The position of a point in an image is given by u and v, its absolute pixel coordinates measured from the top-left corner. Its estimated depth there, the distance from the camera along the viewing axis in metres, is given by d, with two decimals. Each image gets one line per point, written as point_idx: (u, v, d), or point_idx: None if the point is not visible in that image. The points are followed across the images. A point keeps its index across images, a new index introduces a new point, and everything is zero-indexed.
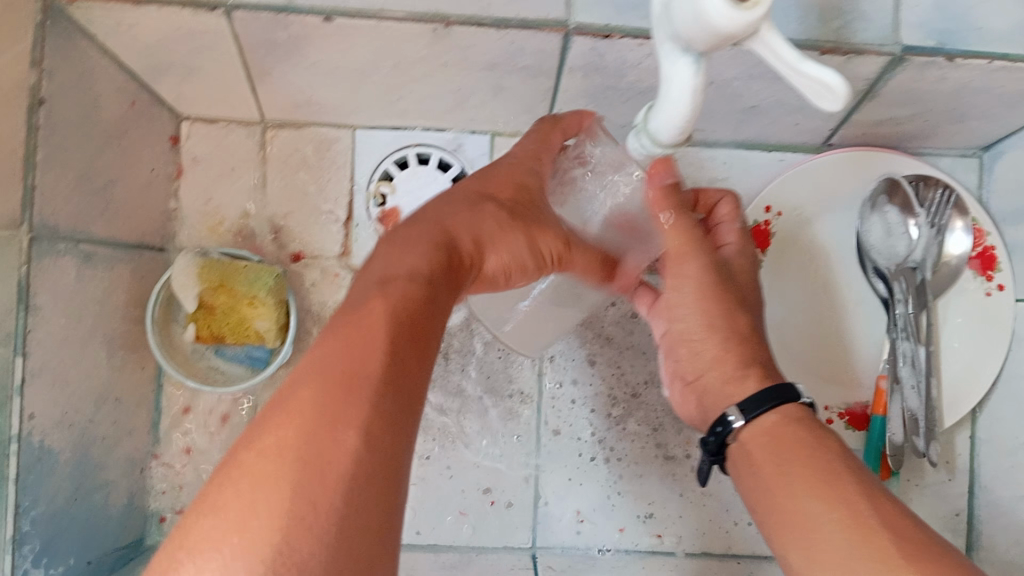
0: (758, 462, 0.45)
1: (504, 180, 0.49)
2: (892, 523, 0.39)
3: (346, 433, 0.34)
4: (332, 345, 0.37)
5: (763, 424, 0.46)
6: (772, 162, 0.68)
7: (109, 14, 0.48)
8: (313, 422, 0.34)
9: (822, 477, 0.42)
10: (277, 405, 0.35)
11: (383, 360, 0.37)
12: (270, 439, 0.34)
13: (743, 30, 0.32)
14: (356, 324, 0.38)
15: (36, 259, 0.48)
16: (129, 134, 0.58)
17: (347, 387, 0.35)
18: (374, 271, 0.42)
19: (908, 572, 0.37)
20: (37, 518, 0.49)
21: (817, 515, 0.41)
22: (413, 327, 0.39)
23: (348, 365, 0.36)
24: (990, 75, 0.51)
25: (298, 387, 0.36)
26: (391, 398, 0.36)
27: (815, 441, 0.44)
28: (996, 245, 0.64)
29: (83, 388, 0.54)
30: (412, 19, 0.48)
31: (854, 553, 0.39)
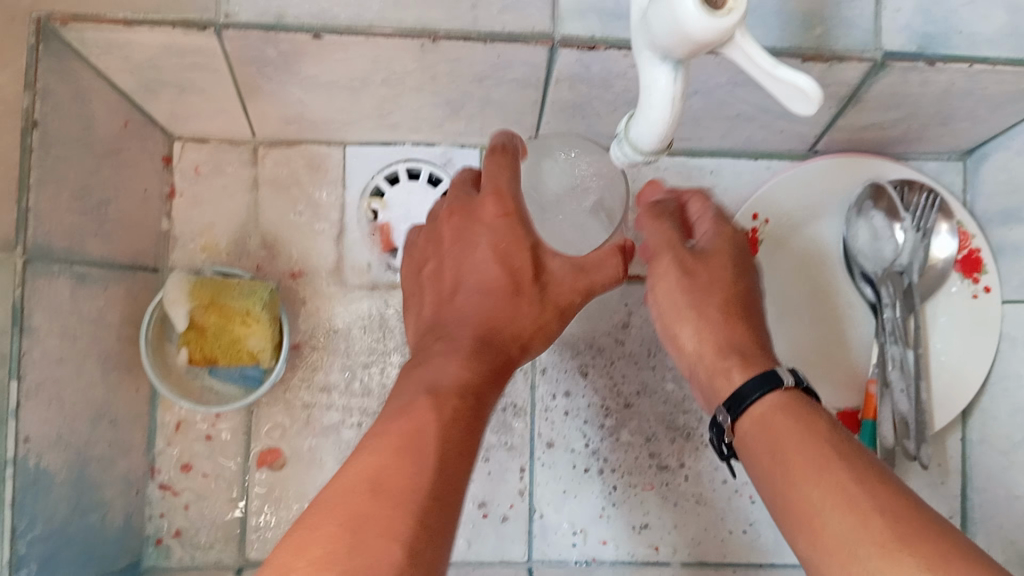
0: (757, 454, 0.44)
1: (512, 247, 0.47)
2: (887, 503, 0.38)
3: (392, 549, 0.33)
4: (383, 452, 0.37)
5: (756, 414, 0.46)
6: (758, 170, 0.69)
7: (101, 35, 0.49)
8: (362, 537, 0.34)
9: (817, 459, 0.41)
10: (316, 509, 0.35)
11: (433, 477, 0.37)
12: (316, 550, 0.33)
13: (716, 36, 0.30)
14: (406, 431, 0.38)
15: (31, 279, 0.49)
16: (122, 154, 0.59)
17: (392, 501, 0.35)
18: (420, 374, 0.43)
19: (904, 551, 0.35)
20: (34, 538, 0.49)
21: (811, 498, 0.40)
22: (464, 441, 0.40)
23: (397, 479, 0.36)
24: (970, 79, 0.52)
25: (340, 495, 0.36)
26: (437, 514, 0.36)
27: (801, 423, 0.43)
28: (982, 248, 0.64)
29: (78, 408, 0.54)
30: (400, 35, 0.49)
31: (848, 532, 0.37)
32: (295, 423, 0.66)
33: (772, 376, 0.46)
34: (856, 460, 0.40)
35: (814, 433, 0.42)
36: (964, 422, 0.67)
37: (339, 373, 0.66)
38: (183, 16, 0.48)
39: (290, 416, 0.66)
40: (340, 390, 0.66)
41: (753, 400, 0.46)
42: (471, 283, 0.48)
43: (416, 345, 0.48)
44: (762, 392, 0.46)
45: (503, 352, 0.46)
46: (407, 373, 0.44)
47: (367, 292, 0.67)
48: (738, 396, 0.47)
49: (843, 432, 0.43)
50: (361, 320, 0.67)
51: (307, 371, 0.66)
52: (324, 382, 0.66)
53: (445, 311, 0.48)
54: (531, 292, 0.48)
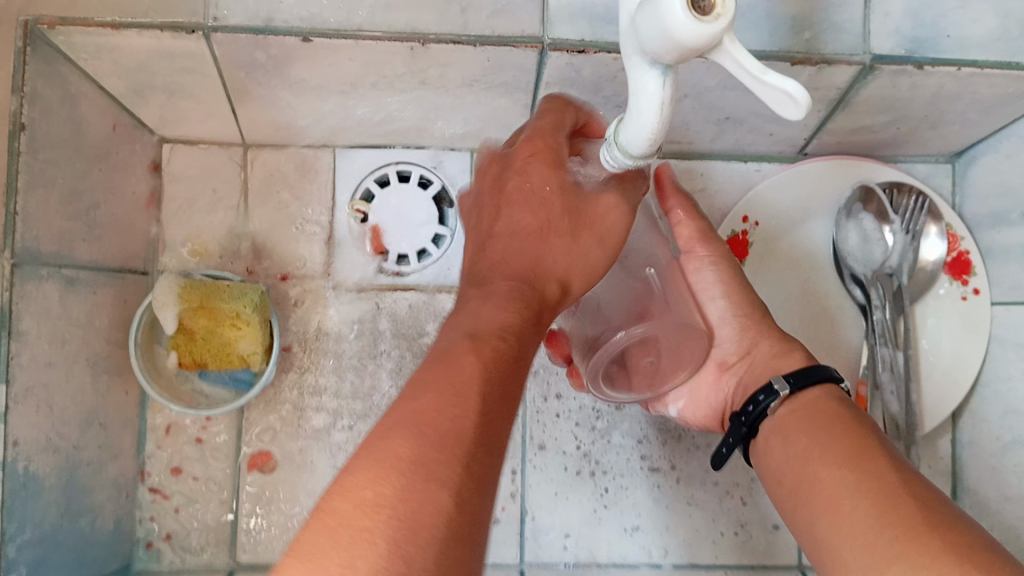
0: (792, 438, 0.46)
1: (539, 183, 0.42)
2: (917, 495, 0.38)
3: (439, 493, 0.31)
4: (425, 394, 0.34)
5: (807, 401, 0.47)
6: (748, 173, 0.69)
7: (89, 39, 0.49)
8: (409, 484, 0.30)
9: (858, 447, 0.42)
10: (362, 454, 0.32)
11: (478, 419, 0.33)
12: (364, 493, 0.30)
13: (703, 42, 0.30)
14: (443, 376, 0.34)
15: (20, 284, 0.48)
16: (111, 157, 0.58)
17: (440, 444, 0.32)
18: (459, 319, 0.39)
19: (929, 534, 0.35)
20: (24, 543, 0.49)
21: (827, 486, 0.41)
22: (507, 381, 0.36)
23: (439, 422, 0.33)
24: (958, 82, 0.52)
25: (385, 437, 0.32)
26: (481, 459, 0.33)
27: (841, 412, 0.45)
28: (971, 249, 0.65)
29: (68, 412, 0.54)
30: (389, 39, 0.49)
31: (874, 512, 0.38)
32: (287, 425, 0.66)
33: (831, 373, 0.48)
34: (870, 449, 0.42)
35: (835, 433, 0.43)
36: (953, 424, 0.67)
37: (329, 377, 0.66)
38: (171, 20, 0.47)
39: (281, 419, 0.66)
40: (331, 393, 0.66)
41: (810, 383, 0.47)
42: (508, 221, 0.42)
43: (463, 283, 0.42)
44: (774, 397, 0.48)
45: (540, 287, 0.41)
46: (450, 317, 0.40)
47: (356, 295, 0.67)
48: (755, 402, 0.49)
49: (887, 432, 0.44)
50: (352, 323, 0.67)
51: (298, 375, 0.66)
52: (316, 385, 0.66)
53: (489, 249, 0.42)
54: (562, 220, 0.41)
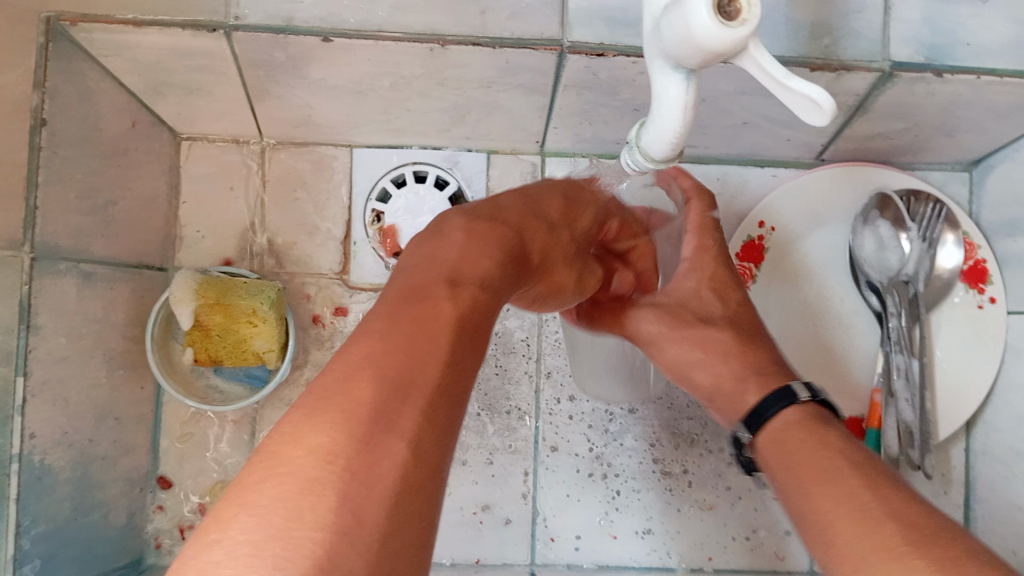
0: (782, 473, 0.43)
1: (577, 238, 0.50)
2: (895, 507, 0.36)
3: (397, 444, 0.29)
4: (388, 336, 0.33)
5: (780, 427, 0.45)
6: (764, 178, 0.69)
7: (110, 36, 0.49)
8: (366, 431, 0.29)
9: (834, 476, 0.40)
10: (315, 396, 0.31)
11: (441, 368, 0.33)
12: (316, 439, 0.29)
13: (728, 47, 0.30)
14: (414, 317, 0.34)
15: (38, 279, 0.49)
16: (129, 154, 0.59)
17: (400, 393, 0.31)
18: (433, 258, 0.38)
19: (911, 555, 0.33)
20: (38, 536, 0.49)
21: (853, 544, 0.36)
22: (474, 332, 0.36)
23: (407, 367, 0.32)
24: (976, 90, 0.52)
25: (344, 379, 0.31)
26: (443, 406, 0.32)
27: (818, 438, 0.43)
28: (987, 258, 0.64)
29: (84, 407, 0.54)
30: (409, 40, 0.49)
31: (861, 542, 0.36)
32: None
33: (789, 391, 0.46)
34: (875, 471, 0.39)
35: (832, 434, 0.43)
36: (967, 432, 0.67)
37: None
38: (192, 19, 0.48)
39: None
40: None
41: (770, 416, 0.46)
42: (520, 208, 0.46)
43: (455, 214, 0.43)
44: (792, 403, 0.45)
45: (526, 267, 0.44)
46: (425, 242, 0.40)
47: (371, 294, 0.67)
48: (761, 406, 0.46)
49: (854, 442, 0.43)
50: None
51: (311, 373, 0.66)
52: None
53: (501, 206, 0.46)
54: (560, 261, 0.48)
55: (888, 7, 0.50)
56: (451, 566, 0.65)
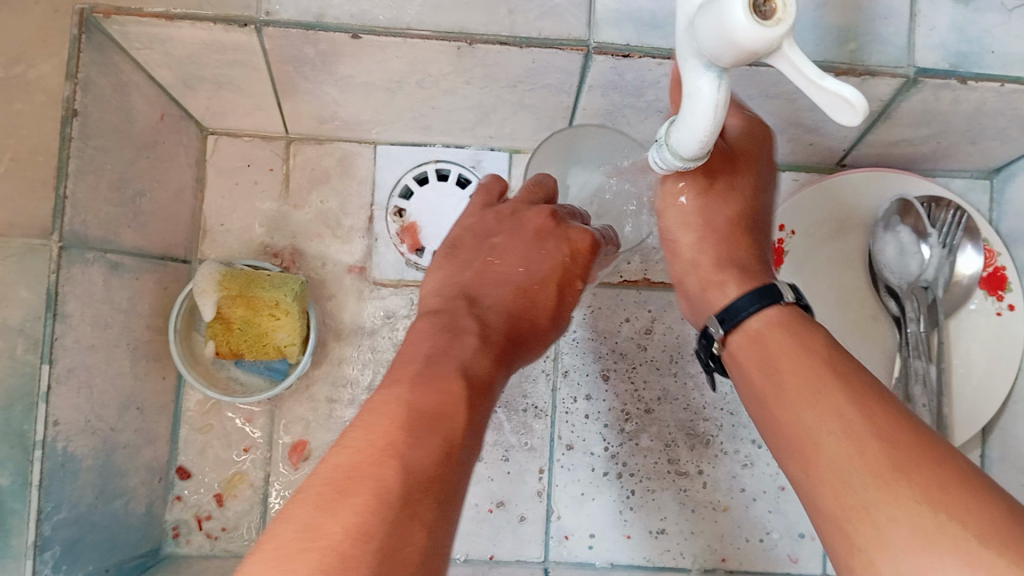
0: (764, 363, 0.44)
1: (540, 300, 0.50)
2: (881, 422, 0.37)
3: (418, 536, 0.34)
4: (408, 420, 0.37)
5: (769, 321, 0.45)
6: (785, 181, 0.69)
7: (142, 29, 0.50)
8: (394, 518, 0.33)
9: (817, 384, 0.40)
10: (343, 472, 0.34)
11: (450, 468, 0.37)
12: (351, 518, 0.33)
13: (764, 46, 0.30)
14: (434, 409, 0.38)
15: (67, 267, 0.49)
16: (158, 147, 0.59)
17: (425, 485, 0.35)
18: (450, 347, 0.43)
19: (900, 482, 0.34)
20: (59, 522, 0.50)
21: (829, 454, 0.37)
22: (475, 430, 0.40)
23: (422, 459, 0.36)
24: (1001, 98, 0.52)
25: (371, 461, 0.35)
26: (448, 500, 0.36)
27: (800, 341, 0.43)
28: (1008, 265, 0.64)
29: (107, 395, 0.55)
30: (437, 38, 0.49)
31: (845, 456, 0.37)
32: (319, 416, 0.66)
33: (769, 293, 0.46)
34: (858, 380, 0.39)
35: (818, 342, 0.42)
36: (983, 439, 0.67)
37: (363, 370, 0.67)
38: (225, 13, 0.48)
39: (314, 411, 0.66)
40: (365, 387, 0.67)
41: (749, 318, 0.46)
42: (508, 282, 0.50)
43: (445, 303, 0.49)
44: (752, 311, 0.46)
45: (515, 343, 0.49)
46: (432, 333, 0.44)
47: (391, 290, 0.68)
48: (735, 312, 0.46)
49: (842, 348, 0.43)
50: (386, 317, 0.68)
51: (331, 367, 0.67)
52: (349, 378, 0.67)
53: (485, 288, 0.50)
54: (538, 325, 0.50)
55: (915, 13, 0.50)
56: (465, 561, 0.65)
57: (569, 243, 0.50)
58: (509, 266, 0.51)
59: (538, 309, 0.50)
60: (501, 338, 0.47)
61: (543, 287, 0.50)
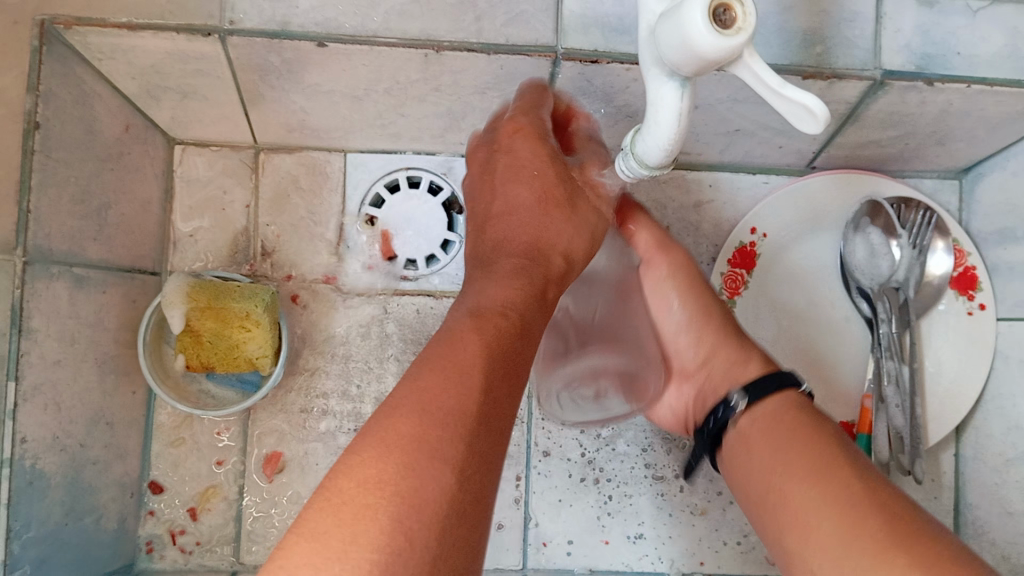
0: (764, 448, 0.48)
1: (531, 201, 0.48)
2: (880, 501, 0.40)
3: (444, 473, 0.32)
4: (429, 375, 0.35)
5: (767, 410, 0.51)
6: (756, 184, 0.69)
7: (104, 40, 0.49)
8: (417, 460, 0.32)
9: (818, 463, 0.44)
10: (369, 424, 0.34)
11: (475, 401, 0.35)
12: (368, 470, 0.31)
13: (724, 55, 0.30)
14: (443, 352, 0.37)
15: (30, 282, 0.48)
16: (124, 158, 0.59)
17: (443, 422, 0.34)
18: (464, 300, 0.42)
19: (895, 553, 0.37)
20: (29, 540, 0.49)
21: (824, 520, 0.41)
22: (507, 363, 0.38)
23: (440, 399, 0.34)
24: (967, 99, 0.53)
25: (392, 411, 0.34)
26: (483, 437, 0.35)
27: (802, 429, 0.47)
28: (977, 265, 0.65)
29: (75, 410, 0.54)
30: (404, 45, 0.49)
31: (841, 526, 0.40)
32: (293, 427, 0.66)
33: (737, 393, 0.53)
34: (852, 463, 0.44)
35: (817, 426, 0.48)
36: (957, 438, 0.67)
37: (336, 380, 0.66)
38: (188, 23, 0.48)
39: (289, 422, 0.66)
40: (339, 397, 0.66)
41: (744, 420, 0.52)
42: (505, 209, 0.48)
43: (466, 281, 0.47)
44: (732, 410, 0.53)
45: (547, 265, 0.46)
46: (463, 291, 0.44)
47: (364, 299, 0.67)
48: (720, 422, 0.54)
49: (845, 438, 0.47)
50: (359, 327, 0.67)
51: (305, 377, 0.66)
52: (321, 389, 0.66)
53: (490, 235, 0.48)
54: (558, 213, 0.47)
55: (881, 16, 0.50)
56: None
57: (501, 143, 0.50)
58: (492, 202, 0.49)
59: (542, 207, 0.48)
60: (518, 258, 0.45)
61: (515, 187, 0.48)
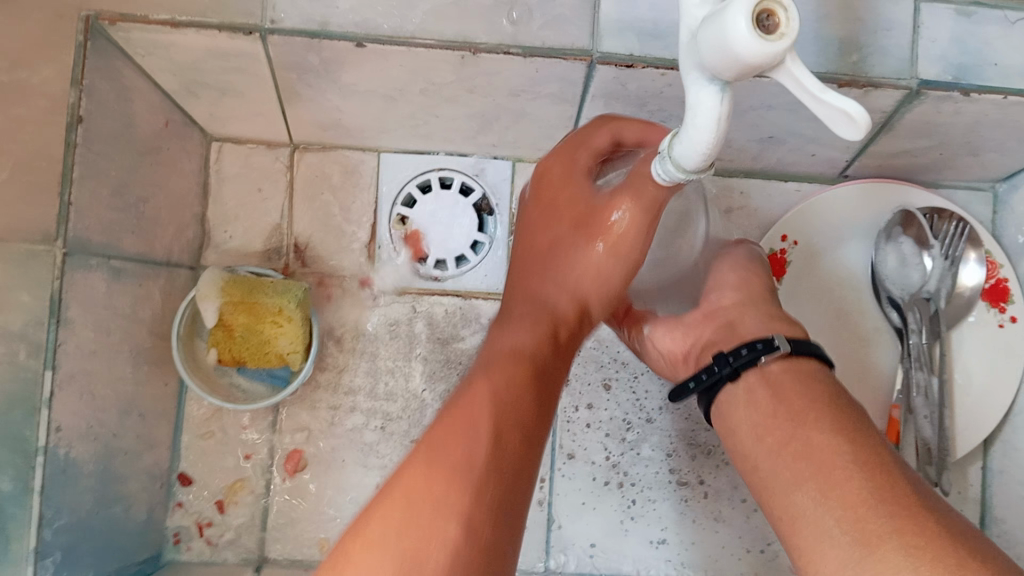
0: (790, 397, 0.47)
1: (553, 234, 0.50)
2: (900, 475, 0.42)
3: (450, 523, 0.37)
4: (442, 428, 0.40)
5: (802, 365, 0.49)
6: (788, 192, 0.69)
7: (147, 36, 0.50)
8: (424, 514, 0.37)
9: (844, 426, 0.44)
10: (388, 487, 0.39)
11: (486, 450, 0.40)
12: (374, 530, 0.37)
13: (766, 59, 0.30)
14: (462, 408, 0.41)
15: (69, 273, 0.49)
16: (162, 153, 0.60)
17: (452, 476, 0.38)
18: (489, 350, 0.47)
19: (923, 524, 0.39)
20: (60, 527, 0.50)
21: (851, 485, 0.41)
22: (519, 408, 0.42)
23: (450, 454, 0.39)
24: (1003, 110, 0.52)
25: (405, 473, 0.39)
26: (492, 487, 0.39)
27: (828, 390, 0.47)
28: (1009, 277, 0.65)
29: (108, 400, 0.55)
30: (441, 46, 0.49)
31: (872, 494, 0.40)
32: (320, 424, 0.66)
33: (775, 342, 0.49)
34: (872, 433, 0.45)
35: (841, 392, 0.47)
36: (985, 451, 0.67)
37: (364, 378, 0.67)
38: (230, 21, 0.48)
39: (316, 418, 0.66)
40: (366, 394, 0.67)
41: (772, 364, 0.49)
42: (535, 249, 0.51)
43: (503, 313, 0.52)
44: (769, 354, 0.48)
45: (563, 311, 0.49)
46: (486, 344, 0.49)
47: (393, 297, 0.68)
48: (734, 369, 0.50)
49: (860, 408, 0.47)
50: (388, 325, 0.68)
51: (333, 374, 0.67)
52: (349, 386, 0.67)
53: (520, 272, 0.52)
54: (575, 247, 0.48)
55: (917, 25, 0.50)
56: None
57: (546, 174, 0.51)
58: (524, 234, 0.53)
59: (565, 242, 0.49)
60: (540, 305, 0.49)
61: (542, 225, 0.51)
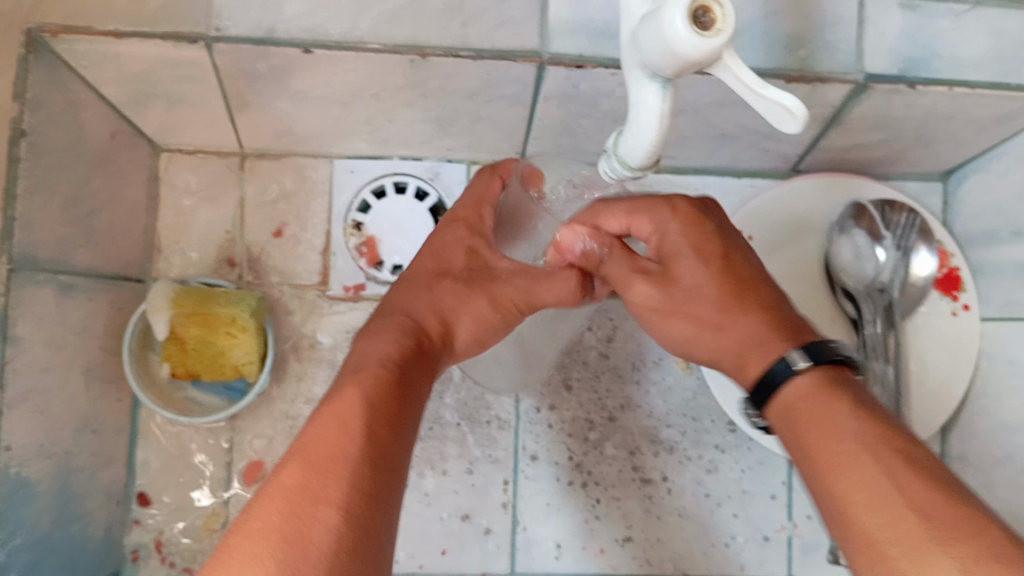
0: (801, 430, 0.39)
1: (448, 245, 0.51)
2: (924, 503, 0.34)
3: (329, 518, 0.33)
4: (313, 426, 0.37)
5: (802, 389, 0.40)
6: (742, 188, 0.70)
7: (91, 47, 0.49)
8: (296, 506, 0.33)
9: (852, 461, 0.36)
10: (257, 489, 0.35)
11: (356, 438, 0.36)
12: (253, 523, 0.33)
13: (704, 56, 0.30)
14: (329, 404, 0.38)
15: (17, 290, 0.48)
16: (110, 165, 0.58)
17: (326, 468, 0.35)
18: (356, 352, 0.44)
19: (938, 553, 0.32)
20: (15, 548, 0.49)
21: (866, 524, 0.35)
22: (386, 405, 0.39)
23: (320, 446, 0.36)
24: (949, 101, 0.53)
25: (281, 466, 0.35)
26: (366, 473, 0.35)
27: (830, 413, 0.38)
28: (961, 266, 0.66)
29: (61, 417, 0.54)
30: (389, 51, 0.49)
31: (880, 524, 0.34)
32: (281, 433, 0.66)
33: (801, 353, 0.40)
34: (889, 451, 0.36)
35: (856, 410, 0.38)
36: (943, 439, 0.68)
37: (323, 386, 0.66)
38: (174, 29, 0.48)
39: (276, 428, 0.66)
40: None
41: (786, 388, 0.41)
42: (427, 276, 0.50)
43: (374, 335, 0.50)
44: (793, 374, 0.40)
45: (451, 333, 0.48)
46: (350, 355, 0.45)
47: (352, 305, 0.67)
48: (767, 377, 0.41)
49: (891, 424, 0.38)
50: (347, 333, 0.67)
51: (293, 385, 0.66)
52: (310, 395, 0.66)
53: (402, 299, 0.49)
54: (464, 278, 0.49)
55: (864, 20, 0.51)
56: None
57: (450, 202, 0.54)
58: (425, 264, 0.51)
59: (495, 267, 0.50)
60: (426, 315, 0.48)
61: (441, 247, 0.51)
